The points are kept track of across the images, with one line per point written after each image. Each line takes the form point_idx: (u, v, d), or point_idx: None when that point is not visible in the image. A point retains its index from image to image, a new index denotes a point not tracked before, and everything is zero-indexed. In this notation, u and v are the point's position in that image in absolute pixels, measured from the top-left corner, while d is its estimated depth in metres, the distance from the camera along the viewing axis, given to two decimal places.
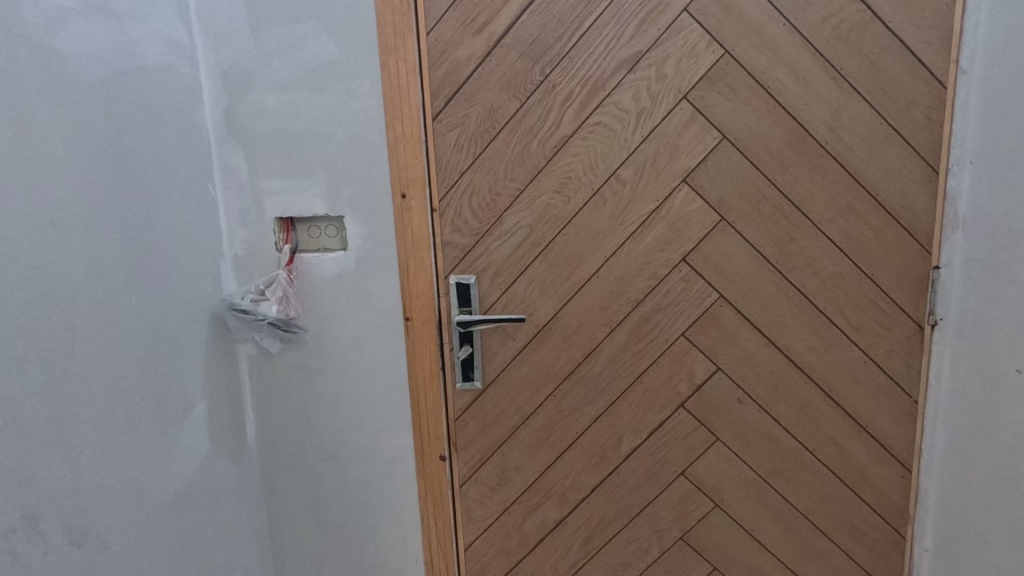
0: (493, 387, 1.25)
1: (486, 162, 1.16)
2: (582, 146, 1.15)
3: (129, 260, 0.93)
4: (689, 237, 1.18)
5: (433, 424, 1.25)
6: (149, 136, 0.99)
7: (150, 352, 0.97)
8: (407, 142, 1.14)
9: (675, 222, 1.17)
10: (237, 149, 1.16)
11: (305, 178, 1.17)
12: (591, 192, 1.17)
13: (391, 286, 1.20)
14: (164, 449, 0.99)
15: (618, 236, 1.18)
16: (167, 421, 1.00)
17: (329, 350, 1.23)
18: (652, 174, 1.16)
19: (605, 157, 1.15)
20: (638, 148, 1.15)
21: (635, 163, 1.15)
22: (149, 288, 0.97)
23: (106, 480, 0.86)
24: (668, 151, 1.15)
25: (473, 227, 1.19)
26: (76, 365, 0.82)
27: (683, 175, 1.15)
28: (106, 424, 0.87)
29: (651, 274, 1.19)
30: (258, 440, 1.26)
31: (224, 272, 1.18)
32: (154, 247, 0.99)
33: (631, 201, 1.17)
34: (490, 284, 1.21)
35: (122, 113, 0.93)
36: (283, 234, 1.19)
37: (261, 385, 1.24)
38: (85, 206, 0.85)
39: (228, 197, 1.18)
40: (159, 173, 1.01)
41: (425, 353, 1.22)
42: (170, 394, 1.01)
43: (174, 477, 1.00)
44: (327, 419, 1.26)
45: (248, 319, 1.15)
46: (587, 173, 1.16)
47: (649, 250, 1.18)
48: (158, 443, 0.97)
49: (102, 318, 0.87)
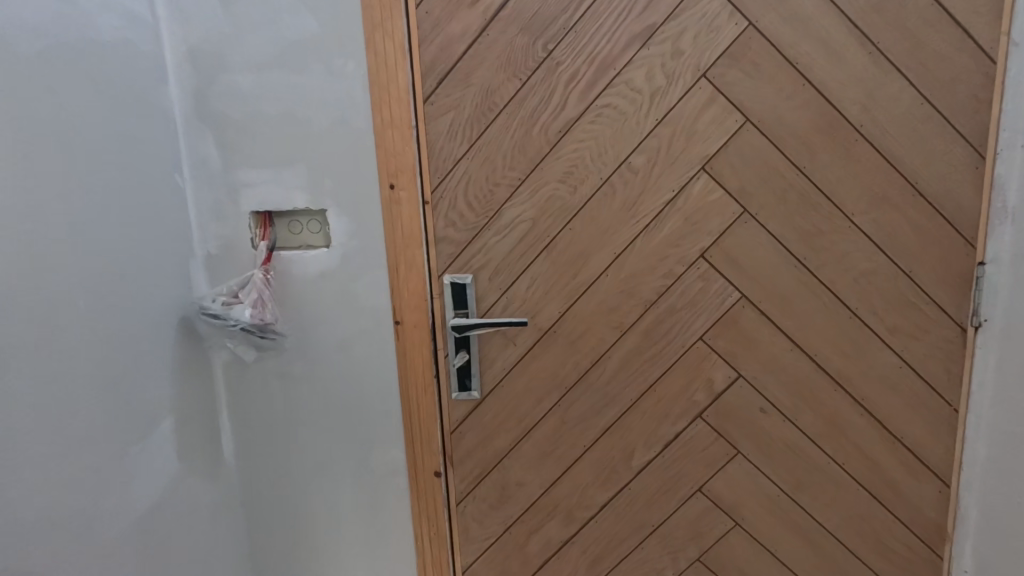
0: (492, 397, 1.14)
1: (483, 150, 1.05)
2: (589, 131, 1.04)
3: (79, 260, 0.83)
4: (708, 231, 1.07)
5: (427, 437, 1.14)
6: (102, 120, 0.88)
7: (106, 364, 0.86)
8: (395, 128, 1.03)
9: (693, 214, 1.06)
10: (207, 136, 1.05)
11: (283, 168, 1.05)
12: (599, 182, 1.05)
13: (379, 286, 1.09)
14: (123, 471, 0.88)
15: (628, 230, 1.07)
16: (126, 440, 0.89)
17: (312, 356, 1.11)
18: (667, 162, 1.04)
19: (614, 143, 1.04)
20: (651, 133, 1.03)
21: (648, 149, 1.04)
22: (105, 293, 0.87)
23: (50, 510, 0.76)
24: (685, 136, 1.03)
25: (468, 221, 1.08)
26: (10, 382, 0.71)
27: (700, 163, 1.04)
28: (51, 446, 0.76)
29: (665, 272, 1.08)
30: (235, 456, 1.15)
31: (194, 273, 1.07)
32: (110, 246, 0.88)
33: (643, 193, 1.06)
34: (489, 284, 1.10)
35: (70, 95, 0.83)
36: (259, 230, 1.07)
37: (237, 395, 1.13)
38: (22, 198, 0.74)
39: (198, 190, 1.07)
40: (116, 162, 0.91)
41: (417, 360, 1.11)
42: (129, 409, 0.90)
43: (135, 501, 0.90)
44: (311, 432, 1.15)
45: (218, 324, 1.03)
46: (595, 161, 1.05)
47: (663, 246, 1.07)
48: (116, 465, 0.87)
49: (46, 326, 0.77)
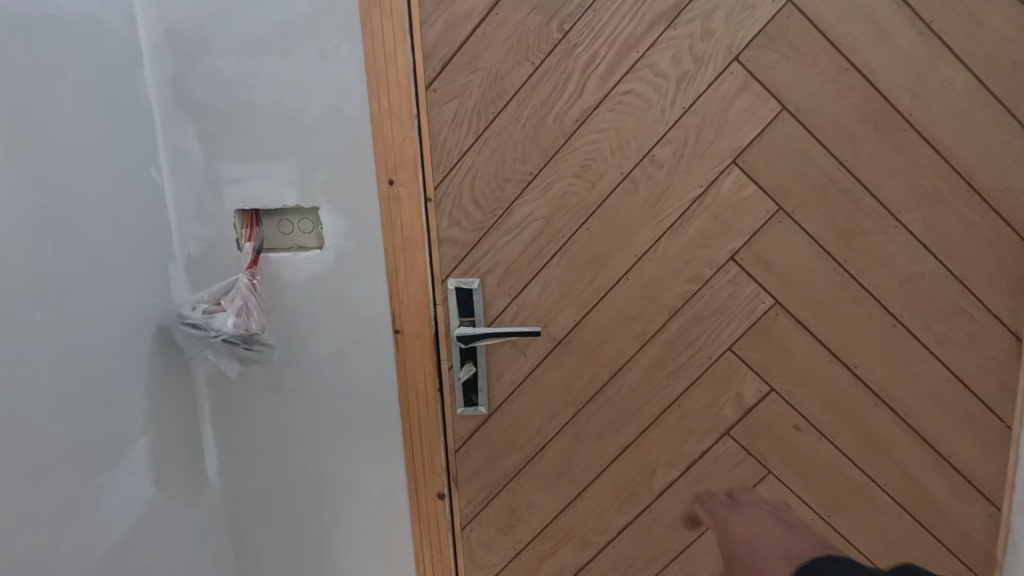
0: (500, 412, 1.04)
1: (492, 142, 0.95)
2: (609, 120, 0.94)
3: (36, 264, 0.73)
4: (739, 231, 0.97)
5: (429, 456, 1.05)
6: (64, 107, 0.79)
7: (68, 382, 0.77)
8: (394, 117, 0.93)
9: (723, 212, 0.96)
10: (187, 127, 0.95)
11: (271, 162, 0.96)
12: (619, 177, 0.96)
13: (377, 291, 0.99)
14: (89, 500, 0.79)
15: (651, 230, 0.97)
16: (92, 466, 0.80)
17: (303, 368, 1.02)
18: (694, 155, 0.95)
19: (637, 134, 0.94)
20: (677, 122, 0.94)
21: (674, 140, 0.94)
22: (68, 300, 0.77)
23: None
24: (715, 126, 0.94)
25: (475, 220, 0.98)
26: None
27: (732, 155, 0.94)
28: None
29: (692, 275, 0.98)
30: (220, 476, 1.06)
31: (174, 277, 0.97)
32: (73, 249, 0.79)
33: (668, 189, 0.96)
34: (497, 289, 1.00)
35: (25, 77, 0.73)
36: (245, 229, 0.98)
37: (221, 410, 1.03)
38: None
39: (177, 186, 0.97)
40: (81, 154, 0.81)
41: (419, 373, 1.01)
42: (97, 431, 0.80)
43: (102, 534, 0.81)
44: (302, 451, 1.05)
45: (198, 335, 0.93)
46: (615, 154, 0.95)
47: (689, 247, 0.97)
48: (80, 494, 0.77)
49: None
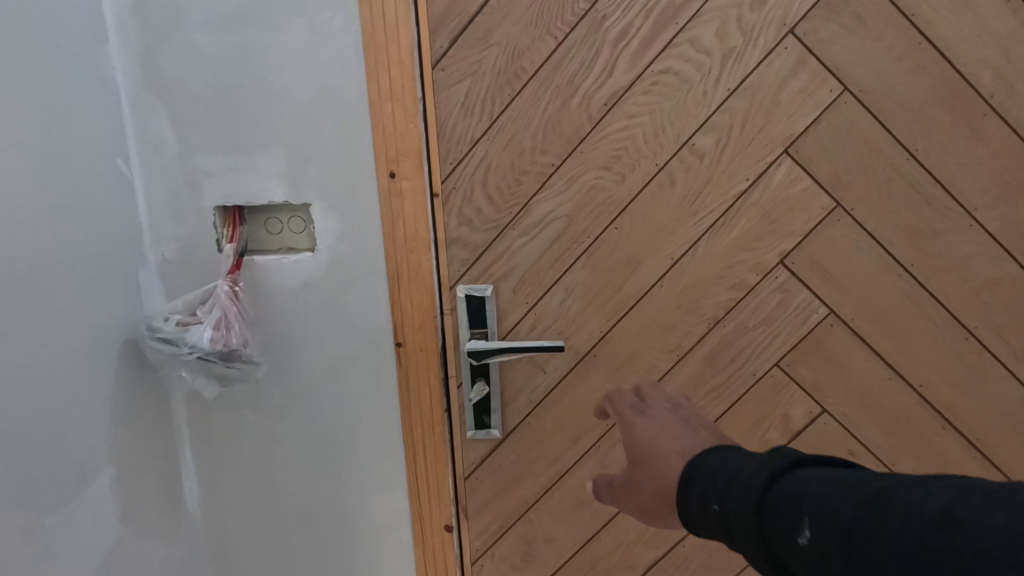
0: (516, 435, 0.92)
1: (507, 129, 0.83)
2: (642, 104, 0.82)
3: None
4: (791, 230, 0.85)
5: (436, 485, 0.93)
6: (11, 84, 0.67)
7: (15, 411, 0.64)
8: (396, 100, 0.81)
9: (772, 209, 0.84)
10: (160, 111, 0.83)
11: (256, 153, 0.84)
12: (654, 169, 0.84)
13: (377, 299, 0.87)
14: (42, 550, 0.67)
15: (690, 230, 0.85)
16: (47, 509, 0.68)
17: (294, 386, 0.90)
18: (741, 144, 0.82)
19: (675, 119, 0.82)
20: (722, 106, 0.81)
21: (717, 127, 0.82)
22: (9, 311, 0.64)
23: None
24: (765, 110, 0.81)
25: (488, 218, 0.86)
26: None
27: (784, 144, 0.82)
28: None
29: (735, 282, 0.86)
30: (201, 508, 0.93)
31: (145, 283, 0.85)
32: (22, 252, 0.66)
33: (709, 182, 0.84)
34: (513, 297, 0.88)
35: None
36: (227, 229, 0.86)
37: (202, 434, 0.91)
38: None
39: (149, 179, 0.85)
40: (31, 140, 0.69)
41: (424, 391, 0.90)
42: (51, 465, 0.68)
43: None
44: (293, 479, 0.93)
45: (170, 351, 0.81)
46: (650, 142, 0.83)
47: (732, 250, 0.85)
48: (23, 545, 0.64)
49: None
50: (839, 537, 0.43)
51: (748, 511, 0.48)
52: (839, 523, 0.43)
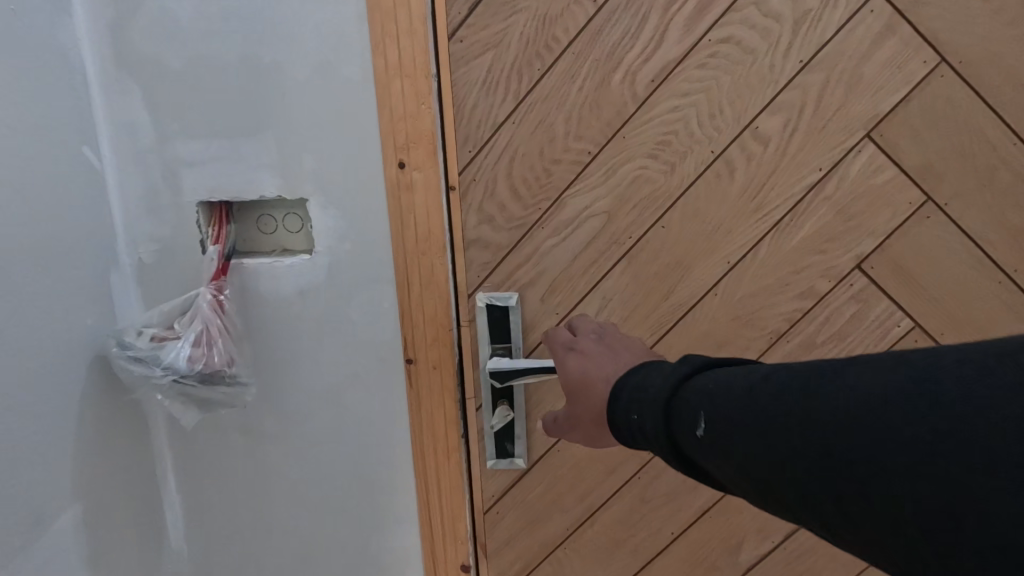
0: (542, 464, 0.81)
1: (536, 110, 0.71)
2: (697, 80, 0.69)
3: None
4: (870, 230, 0.72)
5: (452, 520, 0.81)
6: None
7: None
8: (405, 76, 0.69)
9: (848, 204, 0.71)
10: (134, 90, 0.72)
11: (244, 139, 0.72)
12: (709, 157, 0.71)
13: (384, 308, 0.75)
14: None
15: (750, 230, 0.73)
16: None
17: (289, 408, 0.78)
18: (813, 128, 0.70)
19: (735, 97, 0.69)
20: (792, 81, 0.68)
21: (785, 107, 0.69)
22: None
23: None
24: (843, 87, 0.68)
25: (512, 216, 0.74)
26: None
27: (866, 126, 0.69)
28: None
29: (802, 290, 0.74)
30: (187, 546, 0.82)
31: (119, 290, 0.74)
32: None
33: (775, 173, 0.71)
34: (541, 307, 0.76)
35: None
36: (212, 228, 0.74)
37: (185, 462, 0.80)
38: None
39: (123, 169, 0.73)
40: None
41: (438, 415, 0.78)
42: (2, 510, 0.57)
43: None
44: (290, 513, 0.81)
45: (142, 371, 0.69)
46: (705, 126, 0.70)
47: (800, 252, 0.73)
48: None
49: None
50: (740, 417, 0.39)
51: (659, 411, 0.44)
52: (737, 406, 0.39)
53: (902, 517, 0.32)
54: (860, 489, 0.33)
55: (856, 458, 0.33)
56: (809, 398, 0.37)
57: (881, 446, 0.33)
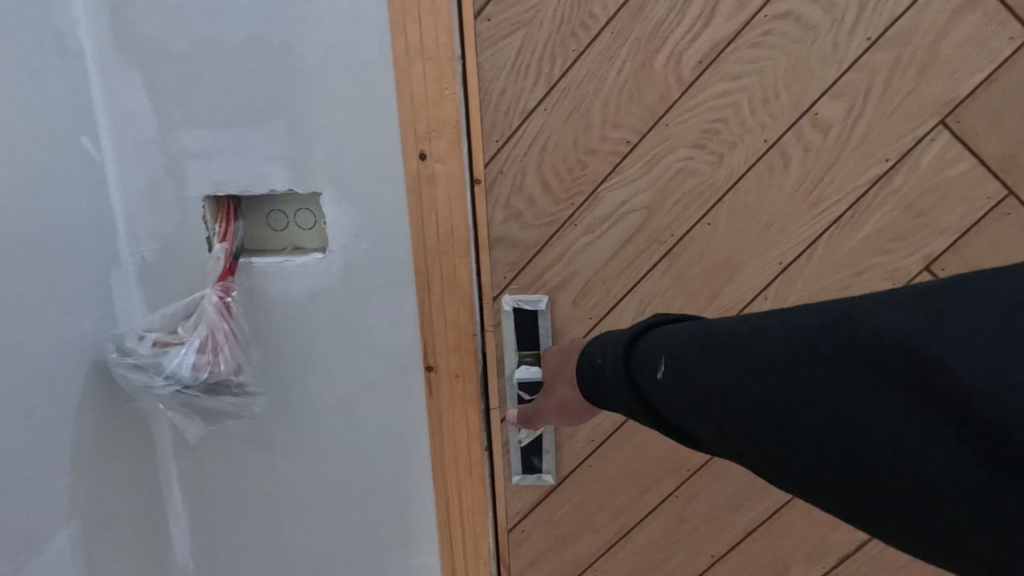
0: (572, 480, 0.75)
1: (570, 96, 0.65)
2: (750, 61, 0.62)
3: None
4: (942, 228, 0.64)
5: (474, 539, 0.76)
6: None
7: None
8: (427, 58, 0.63)
9: (917, 199, 0.64)
10: (135, 76, 0.66)
11: (252, 128, 0.67)
12: (762, 147, 0.64)
13: (402, 310, 0.70)
14: None
15: (806, 227, 0.66)
16: None
17: (300, 417, 0.73)
18: (880, 114, 0.62)
19: (792, 80, 0.62)
20: (857, 61, 0.61)
21: (850, 90, 0.62)
22: None
23: None
24: (917, 67, 0.61)
25: (543, 212, 0.68)
26: None
27: (941, 112, 0.62)
28: None
29: (862, 294, 0.67)
30: (195, 563, 0.77)
31: (121, 292, 0.69)
32: None
33: (835, 164, 0.64)
34: (573, 311, 0.70)
35: None
36: (219, 225, 0.69)
37: (192, 474, 0.75)
38: None
39: (124, 161, 0.68)
40: None
41: (460, 427, 0.72)
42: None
43: None
44: (300, 528, 0.76)
45: (144, 379, 0.64)
46: (757, 112, 0.64)
47: (862, 253, 0.66)
48: None
49: None
50: (694, 369, 0.42)
51: (619, 356, 0.48)
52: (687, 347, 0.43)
53: (822, 447, 0.34)
54: (790, 429, 0.36)
55: (783, 392, 0.36)
56: (753, 348, 0.39)
57: (802, 375, 0.36)
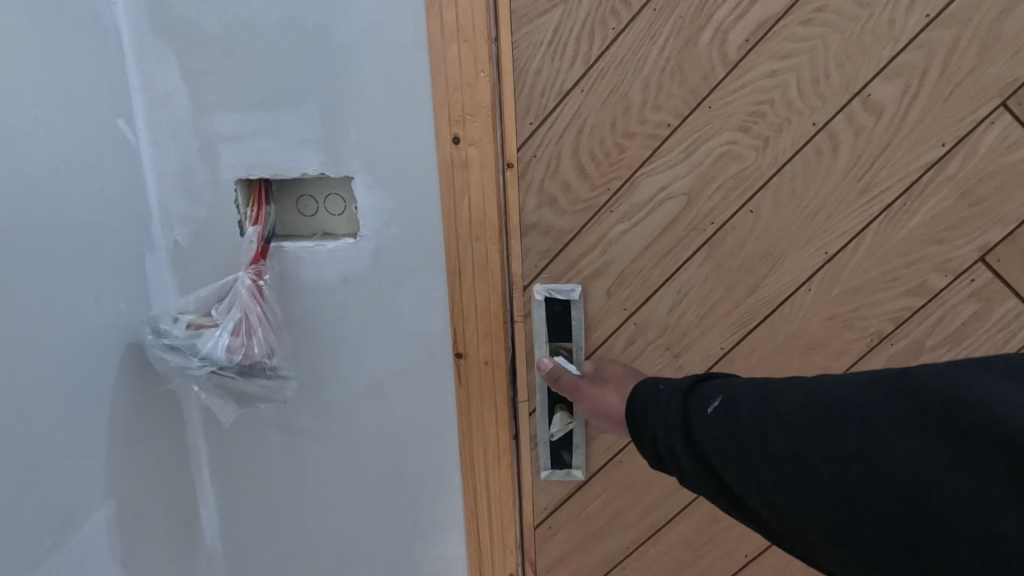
0: (601, 476, 0.74)
1: (608, 77, 0.64)
2: (799, 39, 0.61)
3: None
4: (999, 218, 0.63)
5: (501, 529, 0.75)
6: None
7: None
8: (463, 39, 0.62)
9: (973, 185, 0.63)
10: (169, 61, 0.66)
11: (287, 112, 0.66)
12: (810, 130, 0.63)
13: (432, 296, 0.69)
14: None
15: (855, 215, 0.65)
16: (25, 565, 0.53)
17: (331, 403, 0.73)
18: (937, 95, 0.61)
19: (844, 60, 0.61)
20: (913, 40, 0.60)
21: (906, 70, 0.61)
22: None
23: None
24: (977, 47, 0.59)
25: (578, 198, 0.67)
26: None
27: (1001, 95, 0.60)
28: None
29: (915, 286, 0.66)
30: (222, 547, 0.77)
31: (154, 275, 0.69)
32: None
33: (887, 149, 0.63)
34: (607, 302, 0.69)
35: None
36: (251, 208, 0.69)
37: (221, 458, 0.75)
38: None
39: (158, 144, 0.68)
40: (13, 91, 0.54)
41: (489, 416, 0.71)
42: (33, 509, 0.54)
43: None
44: (328, 515, 0.76)
45: (178, 361, 0.64)
46: (805, 93, 0.62)
47: (912, 243, 0.65)
48: None
49: None
50: (750, 414, 0.42)
51: (674, 396, 0.47)
52: (748, 397, 0.43)
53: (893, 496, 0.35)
54: (854, 478, 0.37)
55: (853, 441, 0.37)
56: (814, 401, 0.40)
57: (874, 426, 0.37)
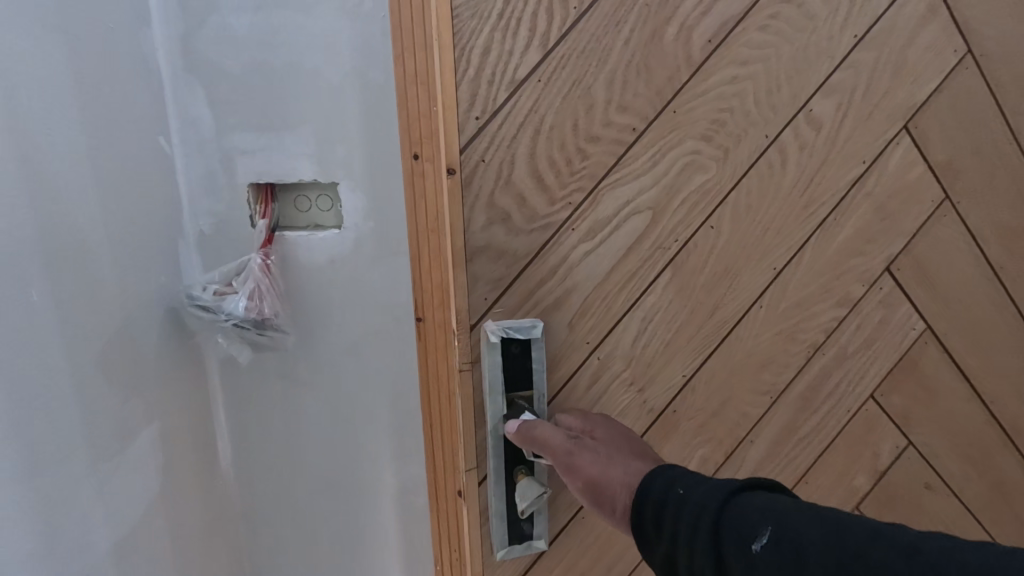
0: (564, 534, 0.96)
1: (569, 66, 0.82)
2: (757, 45, 0.88)
3: (78, 233, 0.70)
4: (899, 231, 1.00)
5: (448, 459, 0.97)
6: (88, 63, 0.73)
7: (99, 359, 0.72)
8: (420, 83, 0.85)
9: (884, 198, 0.98)
10: (197, 92, 0.87)
11: (286, 133, 0.88)
12: (764, 140, 0.91)
13: (399, 276, 0.94)
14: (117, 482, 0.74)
15: (798, 230, 0.96)
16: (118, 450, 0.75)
17: (323, 356, 0.96)
18: (863, 112, 0.94)
19: (789, 75, 0.90)
20: (846, 58, 0.91)
21: (841, 87, 0.92)
22: (92, 275, 0.72)
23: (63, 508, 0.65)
24: (891, 69, 0.93)
25: (536, 213, 0.85)
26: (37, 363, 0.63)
27: (904, 118, 0.96)
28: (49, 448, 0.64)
29: (841, 297, 1.00)
30: (234, 471, 0.99)
31: (185, 257, 0.90)
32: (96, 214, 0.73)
33: (825, 161, 0.94)
34: (569, 334, 0.90)
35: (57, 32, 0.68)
36: (260, 206, 0.90)
37: (234, 400, 0.97)
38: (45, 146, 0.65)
39: (189, 156, 0.89)
40: (104, 115, 0.75)
41: (440, 368, 0.93)
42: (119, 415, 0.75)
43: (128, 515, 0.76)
44: (314, 445, 0.99)
45: (208, 318, 0.88)
46: (760, 103, 0.90)
47: (842, 255, 0.98)
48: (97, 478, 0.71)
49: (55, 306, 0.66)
50: (791, 568, 0.43)
51: (709, 510, 0.50)
52: (791, 528, 0.45)
53: None
54: None
55: None
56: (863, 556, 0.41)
57: None
